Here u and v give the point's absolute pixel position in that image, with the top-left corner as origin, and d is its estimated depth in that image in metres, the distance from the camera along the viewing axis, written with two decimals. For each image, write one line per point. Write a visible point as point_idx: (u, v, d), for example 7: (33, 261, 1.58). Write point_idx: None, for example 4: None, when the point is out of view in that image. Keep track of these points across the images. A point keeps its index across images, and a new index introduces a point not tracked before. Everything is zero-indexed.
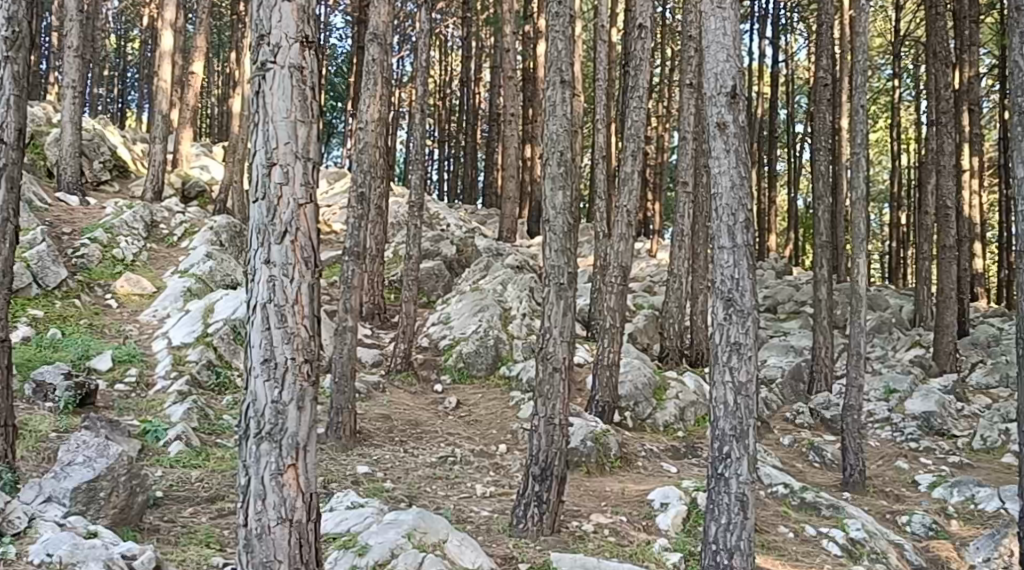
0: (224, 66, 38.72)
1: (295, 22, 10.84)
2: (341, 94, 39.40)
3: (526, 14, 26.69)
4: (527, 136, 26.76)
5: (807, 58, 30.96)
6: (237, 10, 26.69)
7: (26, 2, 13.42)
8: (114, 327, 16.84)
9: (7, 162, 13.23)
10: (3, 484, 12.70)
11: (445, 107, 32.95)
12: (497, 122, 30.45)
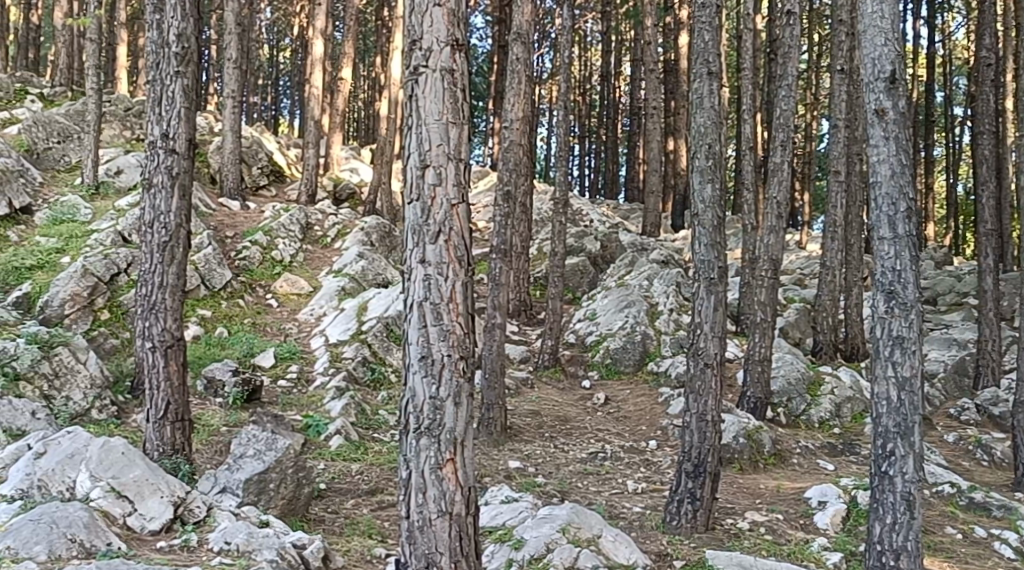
0: (369, 69, 39.52)
1: (446, 26, 11.10)
2: (484, 94, 39.86)
3: (667, 5, 26.40)
4: (669, 129, 26.64)
5: (966, 38, 29.66)
6: (382, 15, 27.33)
7: (194, 18, 14.08)
8: (276, 325, 17.57)
9: (179, 171, 14.01)
10: (182, 475, 13.57)
11: (587, 104, 32.94)
12: (638, 117, 30.27)
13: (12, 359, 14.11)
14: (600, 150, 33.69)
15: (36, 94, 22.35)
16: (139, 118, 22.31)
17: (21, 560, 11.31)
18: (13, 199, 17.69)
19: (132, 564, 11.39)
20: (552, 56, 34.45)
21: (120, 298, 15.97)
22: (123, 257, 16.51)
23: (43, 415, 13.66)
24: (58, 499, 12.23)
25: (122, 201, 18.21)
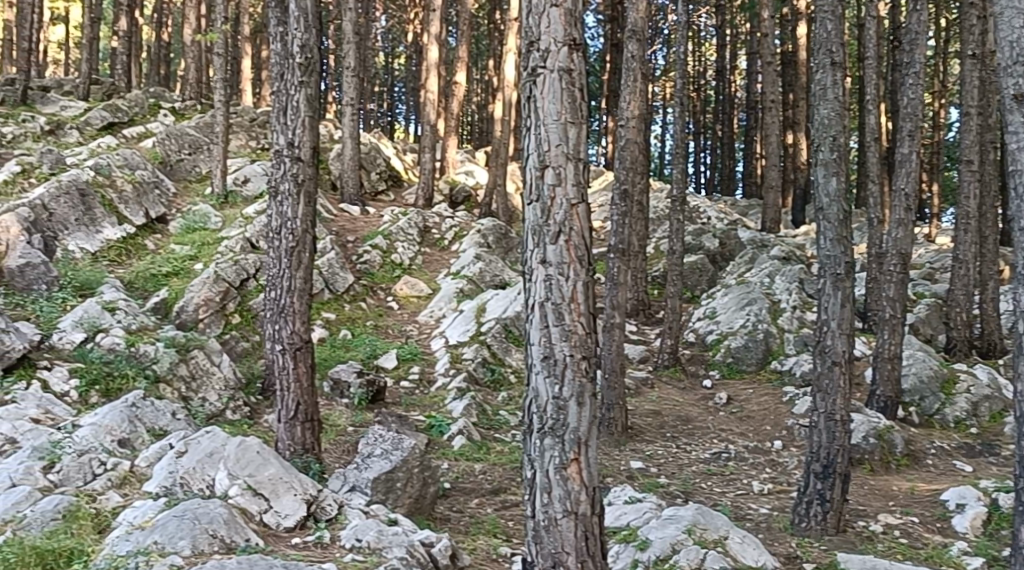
0: (481, 73, 39.81)
1: (563, 26, 11.09)
2: (597, 93, 39.74)
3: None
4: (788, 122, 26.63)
5: None
6: (493, 18, 27.55)
7: (316, 27, 14.24)
8: (397, 327, 17.88)
9: (305, 178, 14.26)
10: (312, 474, 13.93)
11: (701, 101, 32.49)
12: (755, 111, 29.79)
13: (152, 362, 14.67)
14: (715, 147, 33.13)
15: (167, 108, 23.25)
16: (263, 128, 23.00)
17: (166, 555, 11.37)
18: (149, 209, 18.49)
19: (270, 560, 11.44)
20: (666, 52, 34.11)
21: (249, 302, 16.57)
22: (251, 262, 17.13)
23: (183, 415, 14.17)
24: (198, 496, 12.38)
25: (250, 208, 18.86)
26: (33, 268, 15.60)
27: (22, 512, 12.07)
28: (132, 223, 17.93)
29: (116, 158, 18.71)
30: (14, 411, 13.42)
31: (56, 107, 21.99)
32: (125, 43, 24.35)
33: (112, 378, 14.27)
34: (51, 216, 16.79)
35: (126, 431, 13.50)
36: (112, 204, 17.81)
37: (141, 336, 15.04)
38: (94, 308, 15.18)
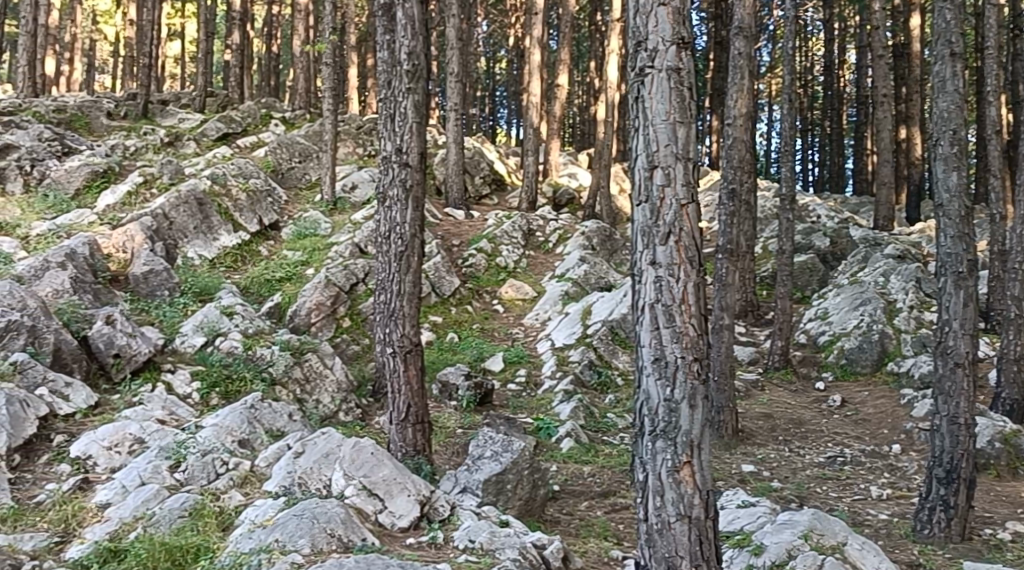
0: (583, 75, 39.78)
1: (671, 25, 10.98)
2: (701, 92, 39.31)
3: None
4: (901, 117, 25.95)
5: None
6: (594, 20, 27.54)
7: (423, 35, 14.37)
8: (503, 330, 17.98)
9: (412, 183, 14.39)
10: (424, 475, 14.07)
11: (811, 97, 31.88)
12: (864, 104, 29.04)
13: (268, 365, 15.07)
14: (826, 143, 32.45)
15: (279, 118, 23.85)
16: (370, 135, 23.46)
17: (287, 553, 11.58)
18: (263, 216, 19.03)
19: (387, 559, 11.58)
20: (769, 48, 33.55)
21: (359, 306, 16.91)
22: (360, 266, 17.47)
23: (298, 416, 14.48)
24: (316, 495, 12.64)
25: (358, 214, 19.32)
26: (156, 275, 16.20)
27: (151, 509, 12.32)
28: (248, 230, 18.48)
29: (231, 167, 19.33)
30: (142, 412, 13.88)
31: (175, 120, 22.85)
32: (238, 56, 25.02)
33: (231, 380, 14.72)
34: (171, 225, 17.42)
35: (245, 433, 13.83)
36: (228, 213, 18.40)
37: (257, 340, 15.47)
38: (213, 313, 15.66)
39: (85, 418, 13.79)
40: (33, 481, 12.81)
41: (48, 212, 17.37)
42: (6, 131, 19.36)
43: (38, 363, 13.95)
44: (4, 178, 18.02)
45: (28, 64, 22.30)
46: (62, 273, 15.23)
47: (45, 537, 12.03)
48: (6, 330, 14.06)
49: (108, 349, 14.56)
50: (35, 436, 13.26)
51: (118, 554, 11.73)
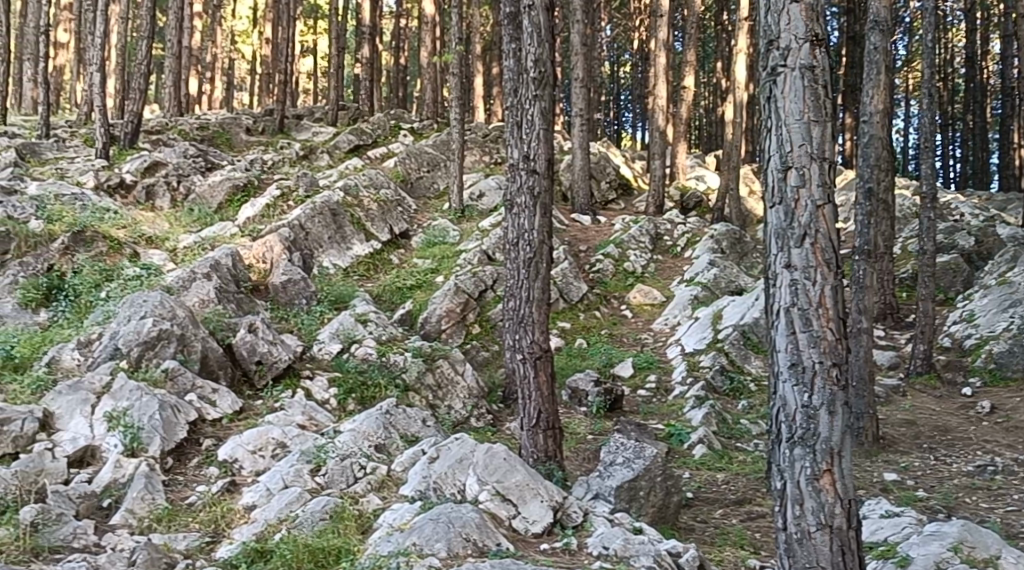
0: (710, 76, 39.42)
1: (805, 22, 10.68)
2: None
3: None
4: None
5: None
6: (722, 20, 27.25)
7: (550, 42, 14.44)
8: (632, 336, 17.84)
9: (540, 190, 14.46)
10: (556, 480, 14.06)
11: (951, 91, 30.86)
12: (1010, 97, 27.98)
13: (402, 371, 15.37)
14: (966, 139, 31.52)
15: (408, 129, 24.30)
16: (497, 143, 23.75)
17: (424, 556, 11.72)
18: (394, 226, 19.45)
19: (523, 565, 11.66)
20: (907, 41, 32.58)
21: (489, 313, 17.09)
22: (488, 274, 17.70)
23: (432, 422, 14.74)
24: (451, 499, 12.81)
25: (486, 222, 19.57)
26: (295, 284, 16.71)
27: (294, 512, 12.66)
28: (379, 240, 18.92)
29: (363, 179, 19.84)
30: (283, 417, 14.29)
31: (309, 134, 23.63)
32: (368, 70, 25.65)
33: (366, 386, 15.05)
34: (307, 236, 17.92)
35: (382, 437, 14.15)
36: (361, 222, 18.86)
37: (391, 346, 15.81)
38: (349, 320, 16.08)
39: (232, 423, 14.26)
40: (185, 483, 13.28)
41: (194, 225, 18.14)
42: (155, 149, 20.43)
43: (187, 369, 14.47)
44: (154, 194, 18.83)
45: (173, 84, 23.35)
46: (208, 283, 15.80)
47: (197, 536, 12.44)
48: (159, 337, 14.53)
49: (251, 356, 15.03)
50: (185, 440, 13.77)
51: (265, 555, 12.06)
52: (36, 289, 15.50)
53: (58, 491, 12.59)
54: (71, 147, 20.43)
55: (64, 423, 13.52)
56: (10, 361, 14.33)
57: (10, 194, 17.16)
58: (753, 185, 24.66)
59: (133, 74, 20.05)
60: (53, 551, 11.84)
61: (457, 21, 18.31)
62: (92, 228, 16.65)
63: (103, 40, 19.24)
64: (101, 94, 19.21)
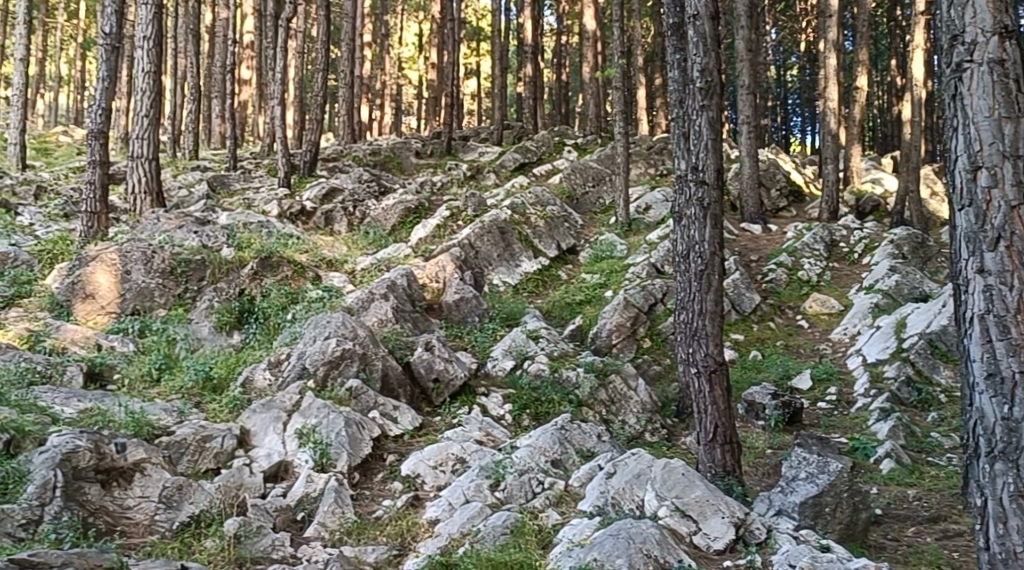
0: (883, 74, 38.36)
1: (991, 14, 10.07)
2: None
3: None
4: None
5: None
6: None
7: (716, 51, 14.19)
8: (810, 346, 17.28)
9: (710, 201, 14.21)
10: (736, 496, 13.66)
11: None
12: None
13: (575, 387, 15.37)
14: None
15: (571, 145, 24.58)
16: (662, 155, 23.66)
17: None
18: (561, 242, 19.61)
19: None
20: None
21: (659, 326, 16.92)
22: (658, 286, 17.57)
23: (607, 437, 14.67)
24: (631, 515, 12.63)
25: (653, 234, 19.53)
26: (467, 302, 17.02)
27: (476, 526, 12.68)
28: (547, 256, 19.11)
29: (529, 196, 20.07)
30: (462, 433, 14.43)
31: (476, 154, 24.20)
32: (531, 88, 26.14)
33: (540, 402, 15.12)
34: (477, 254, 18.29)
35: (558, 452, 14.15)
36: (528, 239, 19.13)
37: (563, 362, 15.85)
38: (521, 337, 16.24)
39: (413, 438, 14.51)
40: (372, 497, 13.53)
41: (370, 248, 18.79)
42: (332, 176, 21.47)
43: (370, 387, 14.76)
44: (332, 219, 19.60)
45: (347, 112, 24.39)
46: (386, 303, 16.24)
47: (385, 549, 12.60)
48: (342, 357, 14.87)
49: (428, 374, 15.31)
50: (370, 455, 14.03)
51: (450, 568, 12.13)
52: (229, 312, 16.24)
53: (257, 504, 12.97)
54: (257, 178, 21.59)
55: (259, 440, 13.91)
56: (209, 383, 14.90)
57: (204, 224, 18.03)
58: (933, 186, 23.67)
59: (311, 105, 20.95)
60: (255, 561, 12.15)
61: (619, 36, 18.35)
62: (278, 254, 17.39)
63: (283, 76, 20.20)
64: (282, 125, 20.20)
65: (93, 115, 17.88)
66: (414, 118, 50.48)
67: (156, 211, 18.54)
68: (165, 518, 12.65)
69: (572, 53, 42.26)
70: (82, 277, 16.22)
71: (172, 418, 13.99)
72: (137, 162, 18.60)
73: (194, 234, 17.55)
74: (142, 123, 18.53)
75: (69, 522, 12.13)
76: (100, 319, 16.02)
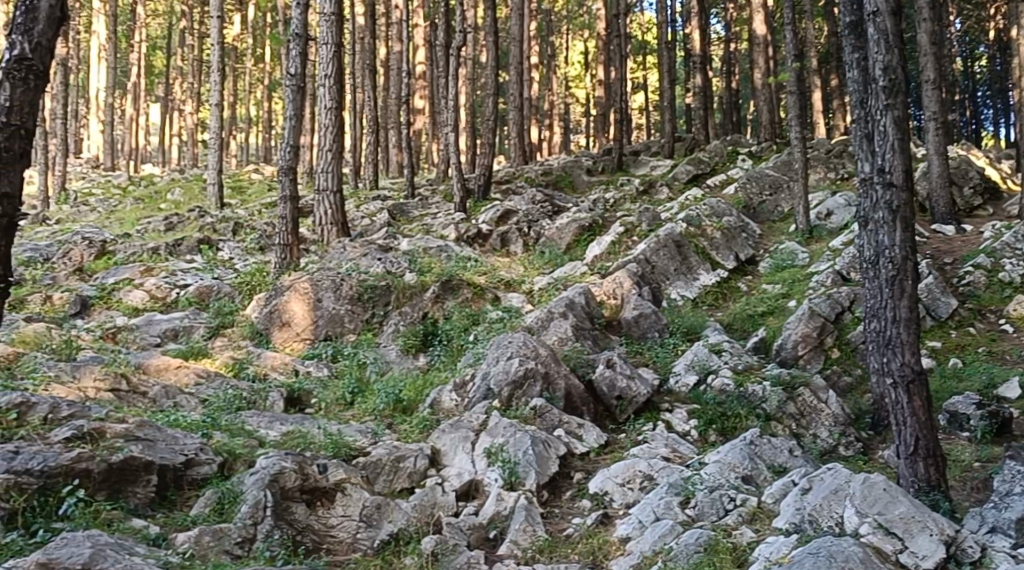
0: None
1: None
2: None
3: None
4: None
5: None
6: None
7: (899, 48, 13.60)
8: (1015, 353, 16.18)
9: (900, 203, 13.60)
10: (943, 512, 12.92)
11: None
12: None
13: (762, 401, 15.01)
14: None
15: (746, 153, 24.14)
16: (841, 157, 22.90)
17: None
18: (739, 252, 19.20)
19: None
20: None
21: (848, 336, 16.26)
22: (845, 294, 16.87)
23: (799, 452, 14.22)
24: (830, 533, 12.13)
25: (836, 241, 18.81)
26: (646, 318, 16.92)
27: (668, 544, 12.45)
28: (726, 268, 18.77)
29: (704, 208, 19.77)
30: (648, 450, 14.25)
31: (648, 168, 24.27)
32: (701, 98, 25.97)
33: (727, 417, 14.81)
34: (654, 269, 18.23)
35: (749, 469, 13.76)
36: (705, 252, 18.89)
37: (749, 376, 15.49)
38: (703, 351, 15.99)
39: (599, 456, 14.42)
40: (561, 516, 13.46)
41: (547, 267, 19.02)
42: (505, 198, 22.05)
43: (554, 406, 14.80)
44: (507, 240, 20.07)
45: (517, 135, 25.08)
46: (565, 322, 16.32)
47: (577, 567, 12.49)
48: (526, 376, 15.01)
49: (611, 392, 15.25)
50: (558, 473, 13.99)
51: None
52: (414, 336, 16.78)
53: (452, 523, 13.11)
54: (434, 204, 22.33)
55: (450, 459, 14.16)
56: (399, 404, 15.37)
57: (387, 250, 18.84)
58: None
59: (484, 130, 21.44)
60: None
61: (792, 41, 18.09)
62: (458, 277, 17.82)
63: (455, 102, 20.74)
64: (455, 151, 20.84)
65: (283, 153, 18.83)
66: (584, 136, 50.74)
67: (342, 241, 19.44)
68: (366, 537, 12.94)
69: (743, 57, 41.65)
70: (279, 306, 17.22)
71: (367, 439, 14.45)
72: (323, 196, 19.58)
73: (379, 261, 18.30)
74: (325, 158, 19.51)
75: (281, 540, 12.50)
76: (296, 345, 16.90)
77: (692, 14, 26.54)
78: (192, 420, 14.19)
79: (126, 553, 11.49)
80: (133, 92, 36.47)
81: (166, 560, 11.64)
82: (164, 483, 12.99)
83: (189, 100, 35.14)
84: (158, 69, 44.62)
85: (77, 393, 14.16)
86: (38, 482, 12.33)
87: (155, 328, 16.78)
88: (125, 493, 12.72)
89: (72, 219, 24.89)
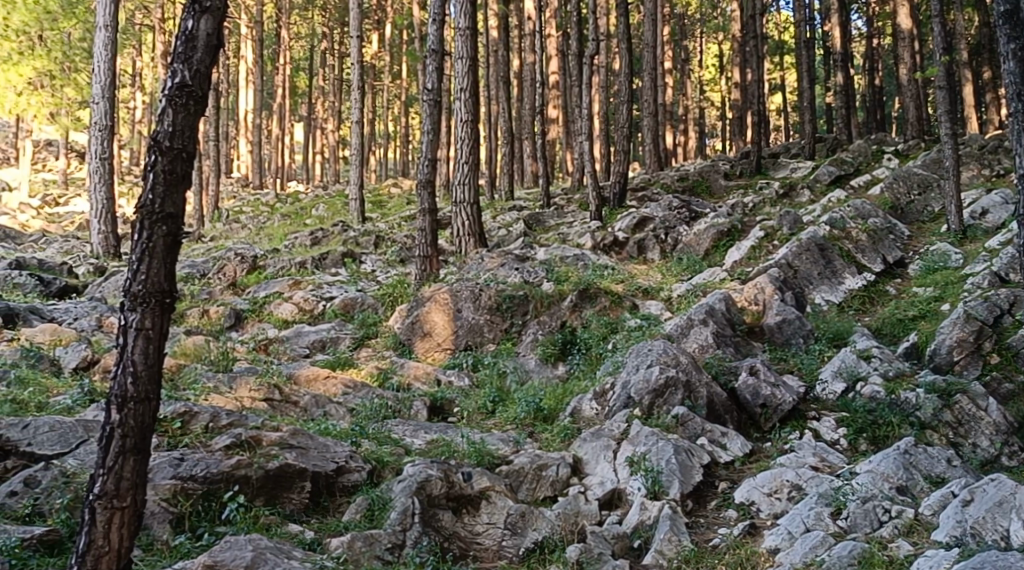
0: None
1: None
2: None
3: None
4: None
5: None
6: None
7: None
8: None
9: None
10: None
11: None
12: None
13: (915, 408, 14.48)
14: None
15: (892, 152, 23.32)
16: (996, 153, 21.94)
17: None
18: (887, 254, 18.52)
19: None
20: None
21: (1009, 339, 15.41)
22: (1005, 296, 15.97)
23: (958, 462, 13.60)
24: (996, 547, 11.64)
25: (993, 241, 17.94)
26: (790, 324, 16.50)
27: (820, 556, 12.03)
28: (873, 271, 18.13)
29: (849, 210, 19.21)
30: (796, 459, 13.84)
31: (788, 170, 23.62)
32: (843, 96, 25.33)
33: (878, 425, 14.33)
34: (797, 273, 17.76)
35: (903, 479, 13.22)
36: (851, 255, 18.29)
37: (900, 383, 14.94)
38: (852, 357, 15.49)
39: (744, 466, 14.09)
40: (707, 525, 13.16)
41: (685, 273, 18.76)
42: (641, 205, 21.93)
43: (697, 414, 14.54)
44: (644, 247, 19.94)
45: (652, 141, 24.97)
46: (706, 329, 16.06)
47: None
48: (667, 384, 14.79)
49: (755, 400, 14.91)
50: (702, 482, 13.69)
51: None
52: (553, 345, 16.77)
53: (596, 532, 12.98)
54: (570, 213, 22.38)
55: (591, 468, 14.05)
56: (540, 413, 15.39)
57: (525, 261, 19.00)
58: None
59: (619, 138, 21.37)
60: None
61: (942, 35, 17.44)
62: (596, 285, 17.71)
63: (590, 110, 20.71)
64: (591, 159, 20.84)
65: (422, 166, 19.13)
66: (720, 139, 50.07)
67: (480, 251, 19.66)
68: (511, 543, 13.00)
69: (885, 53, 40.39)
70: (420, 317, 17.53)
71: (510, 448, 14.49)
72: (461, 207, 19.83)
73: (517, 272, 18.49)
74: (464, 170, 19.77)
75: (429, 546, 12.64)
76: (438, 355, 17.19)
77: (832, 11, 25.86)
78: (342, 429, 14.51)
79: (285, 556, 11.89)
80: (279, 112, 37.76)
81: (323, 563, 11.95)
82: (318, 489, 13.32)
83: (331, 118, 36.21)
84: (302, 90, 46.11)
85: (234, 403, 14.65)
86: (202, 487, 12.80)
87: (304, 340, 17.32)
88: (281, 498, 13.09)
89: (224, 236, 25.94)
